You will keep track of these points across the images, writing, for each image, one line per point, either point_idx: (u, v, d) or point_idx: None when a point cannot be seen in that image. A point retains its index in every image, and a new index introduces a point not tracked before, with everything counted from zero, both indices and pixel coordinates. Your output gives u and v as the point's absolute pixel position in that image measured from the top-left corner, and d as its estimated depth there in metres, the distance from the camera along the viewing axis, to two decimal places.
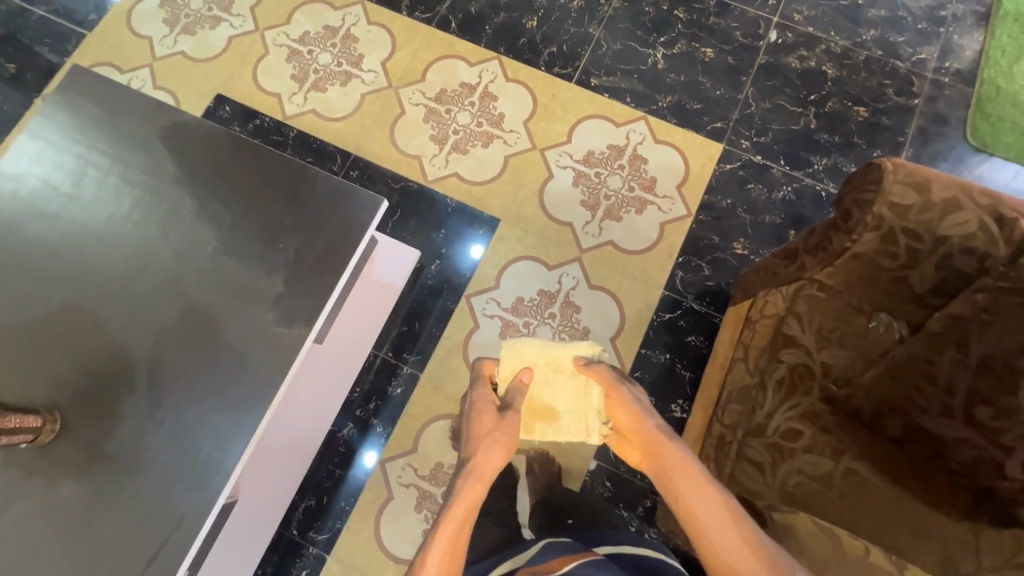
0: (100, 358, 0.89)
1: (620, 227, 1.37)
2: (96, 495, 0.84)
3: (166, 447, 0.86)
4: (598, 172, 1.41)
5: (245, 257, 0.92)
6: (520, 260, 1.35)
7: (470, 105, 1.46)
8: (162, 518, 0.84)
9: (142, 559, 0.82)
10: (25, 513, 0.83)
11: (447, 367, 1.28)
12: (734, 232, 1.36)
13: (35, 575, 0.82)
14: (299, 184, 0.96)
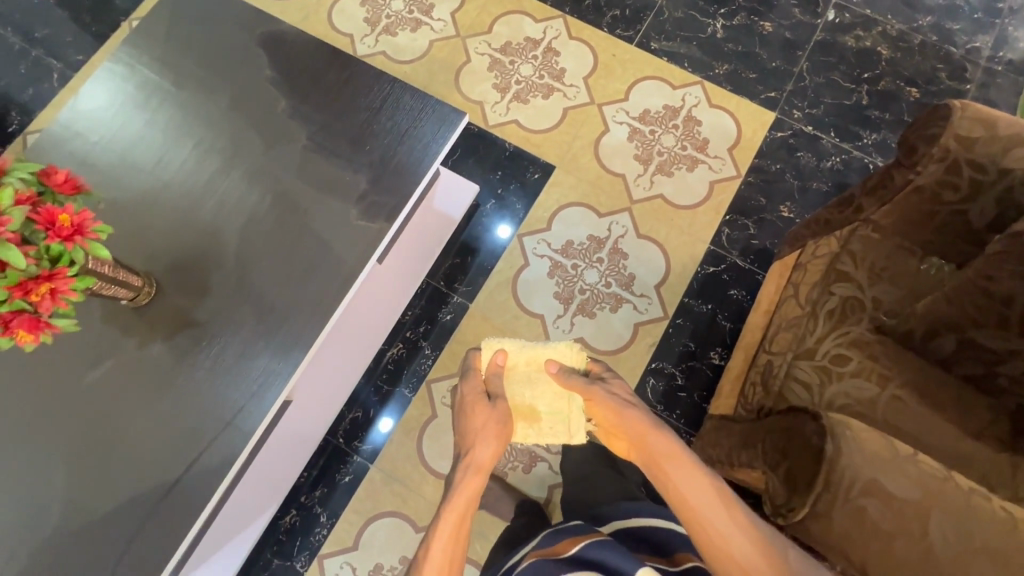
0: (193, 236, 0.95)
1: (671, 183, 1.42)
2: (183, 357, 0.90)
3: (249, 318, 0.92)
4: (652, 130, 1.46)
5: (333, 156, 0.99)
6: (572, 205, 1.40)
7: (533, 58, 1.52)
8: (241, 383, 0.89)
9: (223, 417, 0.87)
10: (117, 368, 0.89)
11: (496, 300, 1.34)
12: (781, 196, 1.41)
13: (122, 423, 0.87)
14: (387, 94, 1.02)
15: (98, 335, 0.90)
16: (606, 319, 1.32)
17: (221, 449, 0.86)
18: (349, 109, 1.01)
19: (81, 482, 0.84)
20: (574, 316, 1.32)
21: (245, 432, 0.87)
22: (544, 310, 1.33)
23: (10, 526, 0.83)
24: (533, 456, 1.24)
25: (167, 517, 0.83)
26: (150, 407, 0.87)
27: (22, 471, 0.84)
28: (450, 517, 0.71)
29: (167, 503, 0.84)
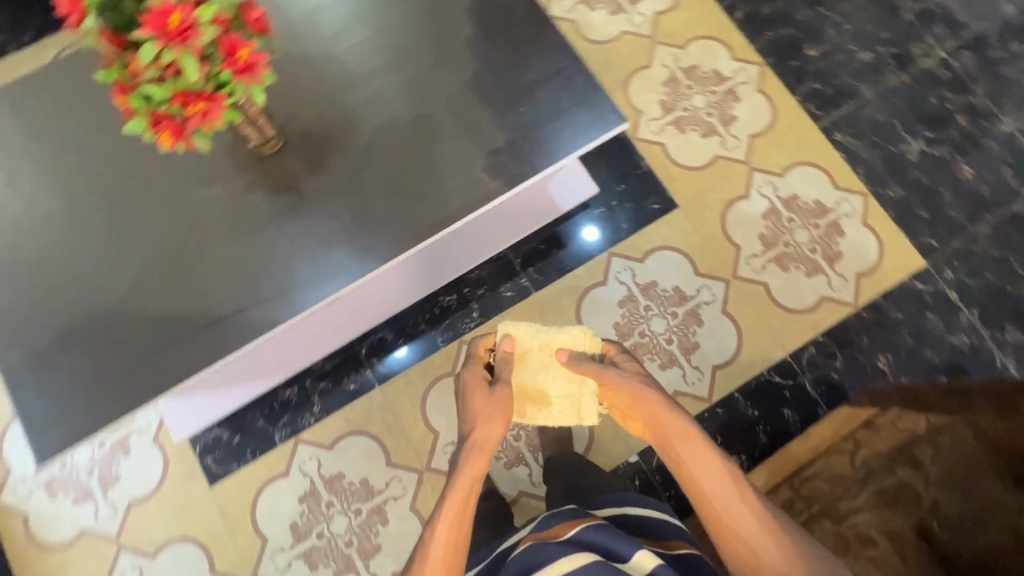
0: (334, 114, 0.98)
1: (782, 277, 1.33)
2: (275, 215, 0.94)
3: (347, 212, 0.95)
4: (790, 218, 1.37)
5: (487, 102, 0.98)
6: (674, 250, 1.35)
7: (710, 93, 1.45)
8: (312, 263, 0.93)
9: (283, 284, 0.92)
10: (221, 197, 0.95)
11: (558, 300, 1.32)
12: (887, 347, 1.29)
13: (202, 246, 0.93)
14: (564, 69, 1.00)
15: (218, 161, 0.95)
16: (651, 372, 1.28)
17: (266, 311, 0.91)
18: (524, 67, 1.00)
19: (148, 278, 0.91)
20: None
21: (293, 308, 0.91)
22: (597, 333, 1.30)
23: (81, 282, 0.91)
24: (518, 457, 1.23)
25: (197, 344, 0.89)
26: (231, 245, 0.93)
27: (109, 243, 0.93)
28: (454, 497, 0.73)
29: (203, 332, 0.89)
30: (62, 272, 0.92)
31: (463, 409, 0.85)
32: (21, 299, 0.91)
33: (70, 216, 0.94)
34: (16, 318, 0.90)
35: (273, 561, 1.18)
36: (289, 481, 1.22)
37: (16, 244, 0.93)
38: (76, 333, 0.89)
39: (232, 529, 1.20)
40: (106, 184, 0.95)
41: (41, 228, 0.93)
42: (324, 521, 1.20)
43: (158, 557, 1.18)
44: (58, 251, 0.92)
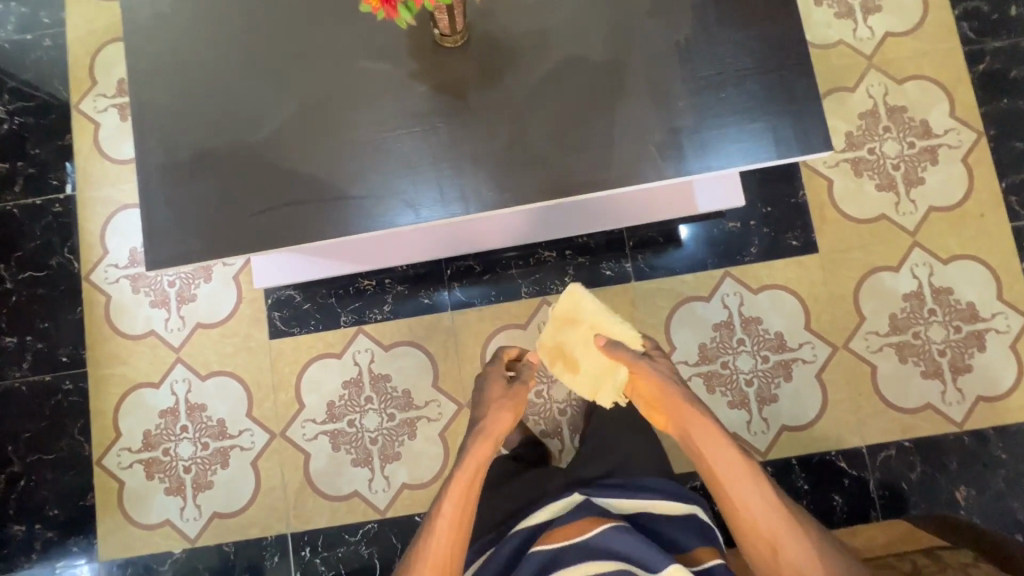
0: (524, 29, 0.90)
1: (894, 366, 1.22)
2: (429, 113, 0.89)
3: (503, 138, 0.88)
4: (933, 310, 1.23)
5: (688, 74, 0.88)
6: (793, 295, 1.24)
7: (907, 144, 1.28)
8: (449, 175, 0.88)
9: (413, 187, 0.87)
10: (383, 76, 0.89)
11: (654, 298, 1.25)
12: (977, 481, 1.17)
13: (350, 117, 0.89)
14: (786, 67, 0.87)
15: (396, 35, 0.90)
16: (716, 404, 1.22)
17: (388, 206, 0.87)
18: (743, 49, 0.88)
19: (289, 129, 0.88)
20: (696, 374, 1.23)
21: (415, 214, 0.87)
22: (679, 345, 1.24)
23: (227, 111, 0.90)
24: (555, 430, 1.22)
25: (315, 211, 0.87)
26: (377, 127, 0.89)
27: (264, 81, 0.90)
28: (458, 482, 0.87)
29: (324, 201, 0.87)
30: (214, 94, 0.91)
31: (482, 396, 0.98)
32: (171, 106, 0.91)
33: (237, 41, 0.91)
34: (160, 123, 0.90)
35: (303, 428, 1.24)
36: (341, 363, 1.26)
37: (181, 51, 0.92)
38: (210, 158, 0.89)
39: (277, 385, 1.26)
40: (279, 21, 0.91)
41: (207, 44, 0.92)
42: (358, 412, 1.24)
43: (206, 381, 1.26)
44: (216, 72, 0.91)
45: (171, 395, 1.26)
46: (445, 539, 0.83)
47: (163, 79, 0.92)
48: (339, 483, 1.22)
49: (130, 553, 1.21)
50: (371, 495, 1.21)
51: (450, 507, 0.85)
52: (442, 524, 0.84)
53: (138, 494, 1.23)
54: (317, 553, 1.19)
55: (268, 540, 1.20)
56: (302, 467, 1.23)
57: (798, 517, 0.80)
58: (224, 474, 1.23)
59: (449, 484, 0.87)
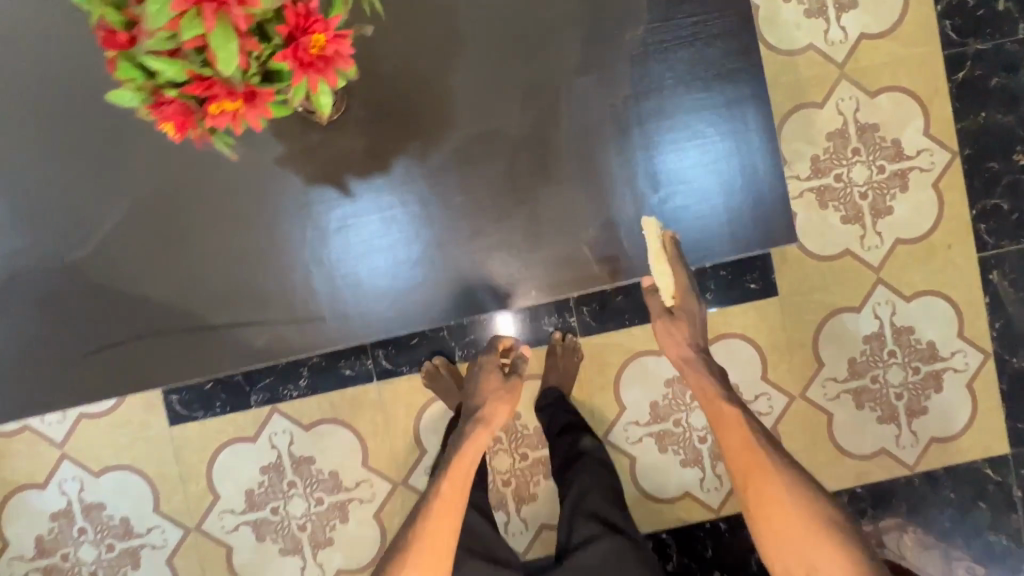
0: (420, 94, 0.69)
1: (851, 413, 1.16)
2: (308, 210, 0.70)
3: (405, 243, 0.71)
4: (893, 351, 1.16)
5: (629, 154, 0.71)
6: (750, 344, 1.15)
7: (877, 169, 1.14)
8: (343, 291, 0.71)
9: (299, 309, 0.70)
10: (242, 166, 0.69)
11: (602, 355, 1.14)
12: (925, 522, 1.16)
13: (207, 220, 0.69)
14: (746, 140, 0.71)
15: None
16: (669, 465, 1.15)
17: (265, 338, 0.70)
18: (695, 120, 0.71)
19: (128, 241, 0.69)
20: (647, 435, 1.15)
21: (303, 343, 0.71)
22: (630, 405, 1.15)
23: (41, 217, 0.69)
24: (500, 502, 1.14)
25: (172, 347, 0.69)
26: (243, 235, 0.69)
27: (83, 175, 0.69)
28: (456, 465, 0.84)
29: (183, 333, 0.69)
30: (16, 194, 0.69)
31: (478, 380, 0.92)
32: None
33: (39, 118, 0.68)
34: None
35: (221, 519, 1.12)
36: (256, 448, 1.12)
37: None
38: (23, 284, 0.69)
39: (185, 476, 1.11)
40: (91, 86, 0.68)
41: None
42: (282, 499, 1.12)
43: (101, 478, 1.10)
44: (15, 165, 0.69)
45: (61, 496, 1.10)
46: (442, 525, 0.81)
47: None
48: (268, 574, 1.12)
49: None
50: None
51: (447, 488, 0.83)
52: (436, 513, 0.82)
53: None
54: None
55: None
56: (225, 560, 1.12)
57: (820, 515, 0.79)
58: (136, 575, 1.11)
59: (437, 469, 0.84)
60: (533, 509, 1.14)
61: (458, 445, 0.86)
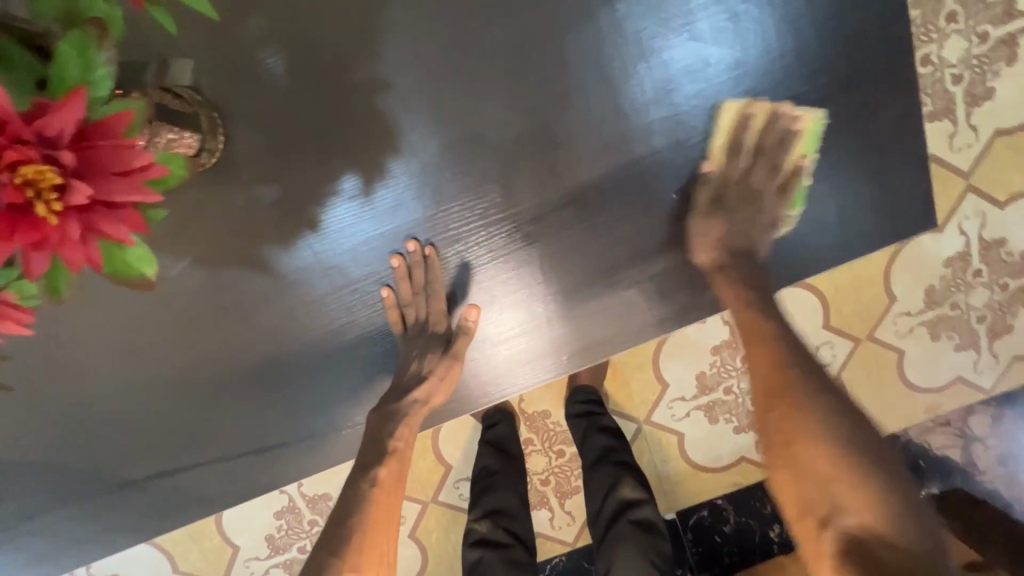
0: (352, 148, 0.52)
1: (925, 346, 1.01)
2: (215, 334, 0.58)
3: (371, 347, 0.62)
4: (979, 270, 0.97)
5: (631, 170, 0.54)
6: (808, 289, 0.96)
7: (979, 38, 0.86)
8: (284, 417, 0.63)
9: (240, 444, 0.63)
10: (144, 305, 0.56)
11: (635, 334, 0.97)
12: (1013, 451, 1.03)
13: (111, 363, 0.58)
14: (801, 114, 0.52)
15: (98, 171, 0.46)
16: (721, 434, 1.02)
17: (238, 479, 0.65)
18: (723, 104, 0.52)
19: (59, 406, 0.60)
20: (695, 409, 1.01)
21: (255, 474, 0.65)
22: (672, 380, 0.99)
23: None
24: (540, 500, 1.04)
25: (151, 503, 0.65)
26: (174, 387, 0.60)
27: None
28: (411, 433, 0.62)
29: (157, 490, 0.64)
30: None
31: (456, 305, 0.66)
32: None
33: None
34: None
35: (248, 568, 1.03)
36: (263, 495, 1.00)
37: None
38: None
39: (195, 533, 1.01)
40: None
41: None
42: (306, 538, 1.02)
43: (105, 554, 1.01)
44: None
45: None
46: (385, 513, 0.58)
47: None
48: None
49: None
50: None
51: (387, 474, 0.59)
52: (377, 501, 0.58)
53: None
54: None
55: None
56: None
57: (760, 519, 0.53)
58: None
59: (376, 466, 0.59)
60: (578, 502, 1.04)
61: (401, 419, 0.60)
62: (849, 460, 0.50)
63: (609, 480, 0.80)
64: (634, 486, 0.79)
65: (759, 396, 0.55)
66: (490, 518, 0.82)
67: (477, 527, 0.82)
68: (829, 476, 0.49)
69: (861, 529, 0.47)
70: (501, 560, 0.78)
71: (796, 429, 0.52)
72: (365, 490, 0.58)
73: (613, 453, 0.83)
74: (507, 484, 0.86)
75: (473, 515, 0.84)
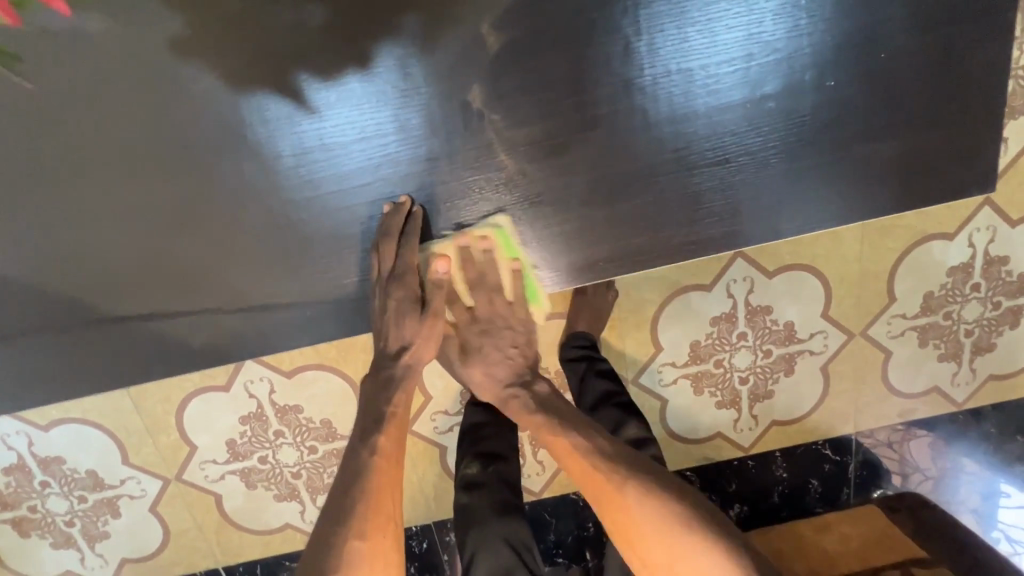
0: None
1: (911, 351, 1.03)
2: (231, 163, 0.56)
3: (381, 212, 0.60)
4: (977, 285, 0.99)
5: (671, 81, 0.55)
6: (816, 274, 0.96)
7: None
8: (284, 274, 0.61)
9: (234, 294, 0.61)
10: (177, 132, 0.54)
11: (639, 292, 0.95)
12: (945, 482, 1.10)
13: (121, 184, 0.56)
14: (870, 49, 0.55)
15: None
16: (703, 406, 1.03)
17: (233, 336, 0.63)
18: (807, 11, 0.54)
19: (57, 231, 0.57)
20: (683, 377, 1.01)
21: (239, 324, 0.63)
22: (667, 345, 0.98)
23: None
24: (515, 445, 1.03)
25: (136, 345, 0.63)
26: (176, 214, 0.57)
27: None
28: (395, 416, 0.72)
29: (145, 332, 0.62)
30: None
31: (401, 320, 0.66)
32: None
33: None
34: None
35: (203, 470, 0.99)
36: (230, 398, 0.95)
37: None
38: None
39: (151, 427, 0.96)
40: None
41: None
42: (269, 448, 0.99)
43: (51, 433, 0.95)
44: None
45: (9, 452, 0.96)
46: (388, 484, 0.68)
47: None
48: (266, 518, 1.04)
49: None
50: (307, 525, 1.04)
51: (386, 444, 0.70)
52: (377, 471, 0.68)
53: (16, 550, 1.02)
54: None
55: None
56: (215, 507, 1.02)
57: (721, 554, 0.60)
58: (118, 522, 1.02)
59: (376, 436, 0.70)
60: (551, 452, 1.03)
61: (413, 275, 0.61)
62: (685, 530, 0.62)
63: (614, 418, 0.82)
64: (636, 428, 0.82)
65: (596, 500, 0.68)
66: (482, 461, 0.81)
67: (469, 471, 0.81)
68: (685, 560, 0.61)
69: None
70: (491, 505, 0.78)
71: (630, 514, 0.64)
72: (367, 459, 0.69)
73: (613, 395, 0.84)
74: (499, 434, 0.85)
75: (463, 459, 0.82)
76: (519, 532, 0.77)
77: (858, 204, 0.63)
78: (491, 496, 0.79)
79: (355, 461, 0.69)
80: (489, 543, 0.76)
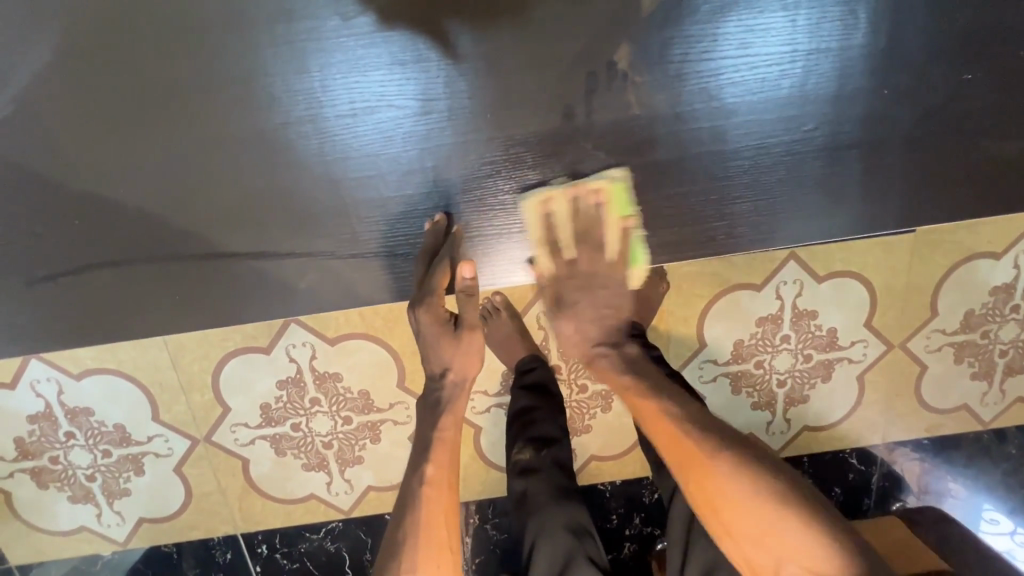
0: None
1: (946, 367, 1.04)
2: (354, 120, 0.67)
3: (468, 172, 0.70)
4: (1018, 306, 1.00)
5: (772, 69, 0.67)
6: (864, 283, 0.97)
7: None
8: (380, 229, 0.73)
9: (335, 240, 0.73)
10: (343, 84, 0.65)
11: (689, 287, 0.96)
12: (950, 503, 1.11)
13: (257, 137, 0.67)
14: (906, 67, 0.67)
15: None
16: (739, 405, 1.03)
17: (373, 270, 0.75)
18: (858, 31, 0.65)
19: (198, 172, 0.68)
20: (723, 375, 1.01)
21: (342, 260, 0.74)
22: (710, 341, 0.99)
23: (109, 107, 0.66)
24: None
25: (240, 279, 0.74)
26: (297, 165, 0.69)
27: (156, 44, 0.63)
28: (443, 442, 0.76)
29: (245, 269, 0.74)
30: (119, 99, 0.65)
31: (441, 344, 0.77)
32: (50, 97, 0.65)
33: (135, 12, 0.62)
34: (54, 133, 0.66)
35: (233, 433, 0.98)
36: (270, 359, 0.94)
37: (43, 11, 0.62)
38: (93, 178, 0.68)
39: (185, 385, 0.94)
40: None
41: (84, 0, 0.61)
42: (303, 416, 0.97)
43: (82, 382, 0.93)
44: (116, 62, 0.64)
45: (37, 398, 0.93)
46: (439, 511, 0.73)
47: (20, 53, 0.63)
48: (291, 487, 1.02)
49: (45, 556, 1.03)
50: (331, 497, 1.02)
51: (436, 472, 0.74)
52: (428, 501, 0.73)
53: (31, 501, 1.00)
54: (276, 550, 1.05)
55: (215, 541, 1.04)
56: (241, 472, 1.00)
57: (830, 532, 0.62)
58: (140, 481, 1.00)
59: (427, 464, 0.75)
60: (586, 440, 1.03)
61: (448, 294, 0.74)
62: (774, 505, 0.64)
63: None
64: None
65: (677, 464, 0.71)
66: (534, 446, 0.83)
67: (521, 456, 0.83)
68: (761, 535, 0.65)
69: (804, 571, 0.63)
70: (551, 491, 0.82)
71: (710, 473, 0.68)
72: (418, 487, 0.73)
73: (666, 380, 0.84)
74: (549, 416, 0.85)
75: (516, 444, 0.84)
76: (577, 517, 0.81)
77: (887, 201, 0.73)
78: (547, 480, 0.82)
79: (409, 489, 0.74)
80: (542, 533, 0.80)
